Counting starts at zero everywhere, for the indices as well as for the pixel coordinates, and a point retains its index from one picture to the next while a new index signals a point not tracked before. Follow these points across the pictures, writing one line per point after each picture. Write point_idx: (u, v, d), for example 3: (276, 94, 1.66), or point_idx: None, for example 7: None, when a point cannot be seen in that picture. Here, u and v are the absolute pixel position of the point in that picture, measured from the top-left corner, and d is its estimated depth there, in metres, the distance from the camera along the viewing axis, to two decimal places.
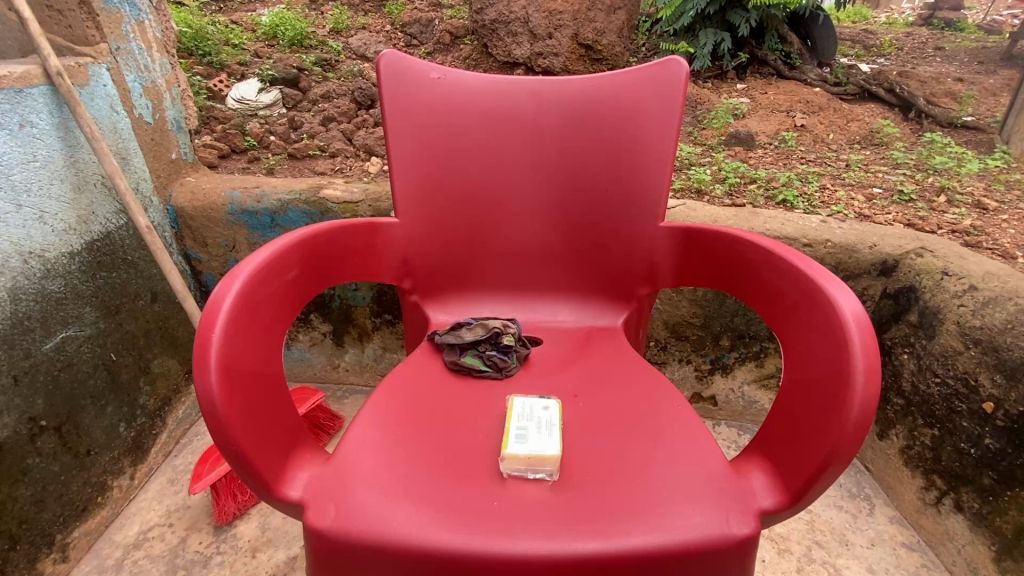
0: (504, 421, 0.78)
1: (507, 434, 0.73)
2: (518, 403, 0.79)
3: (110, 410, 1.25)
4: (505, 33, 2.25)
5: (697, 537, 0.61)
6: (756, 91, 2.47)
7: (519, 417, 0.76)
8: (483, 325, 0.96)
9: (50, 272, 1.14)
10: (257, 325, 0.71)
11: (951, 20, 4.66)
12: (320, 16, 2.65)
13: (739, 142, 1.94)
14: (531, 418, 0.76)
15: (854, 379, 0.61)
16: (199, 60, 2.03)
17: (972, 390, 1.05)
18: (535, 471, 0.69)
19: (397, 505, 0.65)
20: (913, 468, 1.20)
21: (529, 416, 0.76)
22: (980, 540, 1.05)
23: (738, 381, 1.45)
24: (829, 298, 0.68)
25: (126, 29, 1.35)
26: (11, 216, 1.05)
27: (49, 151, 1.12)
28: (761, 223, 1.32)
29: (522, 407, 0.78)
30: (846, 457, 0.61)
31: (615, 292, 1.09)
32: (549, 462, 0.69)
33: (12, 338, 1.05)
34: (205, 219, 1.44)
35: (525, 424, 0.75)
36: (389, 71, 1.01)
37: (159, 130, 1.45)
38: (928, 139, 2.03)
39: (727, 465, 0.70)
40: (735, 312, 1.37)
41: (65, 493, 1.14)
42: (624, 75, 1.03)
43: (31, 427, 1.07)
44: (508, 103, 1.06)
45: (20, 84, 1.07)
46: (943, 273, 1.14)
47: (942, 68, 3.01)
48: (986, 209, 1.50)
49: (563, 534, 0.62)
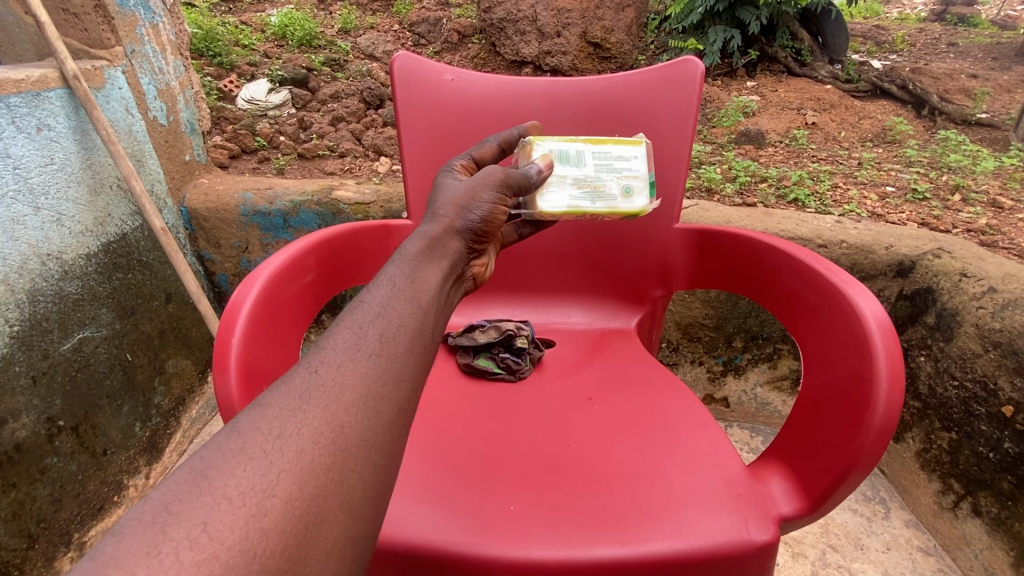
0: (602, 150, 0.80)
1: (581, 143, 0.79)
2: (646, 155, 0.81)
3: (125, 409, 1.26)
4: (513, 32, 2.24)
5: (716, 544, 0.61)
6: (767, 89, 2.44)
7: (619, 149, 0.80)
8: (497, 327, 0.96)
9: (67, 273, 1.15)
10: (273, 329, 0.72)
11: (966, 15, 4.64)
12: (329, 15, 2.65)
13: (749, 140, 1.93)
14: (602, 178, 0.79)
15: (877, 385, 0.61)
16: (210, 61, 2.04)
17: (990, 394, 1.05)
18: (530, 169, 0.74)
19: (412, 507, 0.65)
20: (929, 472, 1.18)
21: (624, 175, 0.80)
22: (998, 545, 1.04)
23: (750, 382, 1.43)
24: (851, 303, 0.67)
25: (140, 32, 1.36)
26: (29, 218, 1.07)
27: (66, 153, 1.14)
28: (774, 223, 1.31)
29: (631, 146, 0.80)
30: (867, 465, 0.61)
31: (628, 295, 1.08)
32: (545, 196, 0.77)
33: (31, 339, 1.07)
34: (218, 220, 1.45)
35: (605, 158, 0.79)
36: (402, 73, 1.02)
37: (173, 132, 1.46)
38: (942, 136, 2.01)
39: (745, 470, 0.70)
40: (748, 314, 1.36)
41: (82, 492, 1.15)
42: (638, 75, 1.02)
43: (49, 427, 1.09)
44: (522, 103, 1.06)
45: (37, 88, 1.08)
46: (962, 275, 1.12)
47: (956, 65, 2.96)
48: (1002, 208, 1.48)
49: (580, 540, 0.61)
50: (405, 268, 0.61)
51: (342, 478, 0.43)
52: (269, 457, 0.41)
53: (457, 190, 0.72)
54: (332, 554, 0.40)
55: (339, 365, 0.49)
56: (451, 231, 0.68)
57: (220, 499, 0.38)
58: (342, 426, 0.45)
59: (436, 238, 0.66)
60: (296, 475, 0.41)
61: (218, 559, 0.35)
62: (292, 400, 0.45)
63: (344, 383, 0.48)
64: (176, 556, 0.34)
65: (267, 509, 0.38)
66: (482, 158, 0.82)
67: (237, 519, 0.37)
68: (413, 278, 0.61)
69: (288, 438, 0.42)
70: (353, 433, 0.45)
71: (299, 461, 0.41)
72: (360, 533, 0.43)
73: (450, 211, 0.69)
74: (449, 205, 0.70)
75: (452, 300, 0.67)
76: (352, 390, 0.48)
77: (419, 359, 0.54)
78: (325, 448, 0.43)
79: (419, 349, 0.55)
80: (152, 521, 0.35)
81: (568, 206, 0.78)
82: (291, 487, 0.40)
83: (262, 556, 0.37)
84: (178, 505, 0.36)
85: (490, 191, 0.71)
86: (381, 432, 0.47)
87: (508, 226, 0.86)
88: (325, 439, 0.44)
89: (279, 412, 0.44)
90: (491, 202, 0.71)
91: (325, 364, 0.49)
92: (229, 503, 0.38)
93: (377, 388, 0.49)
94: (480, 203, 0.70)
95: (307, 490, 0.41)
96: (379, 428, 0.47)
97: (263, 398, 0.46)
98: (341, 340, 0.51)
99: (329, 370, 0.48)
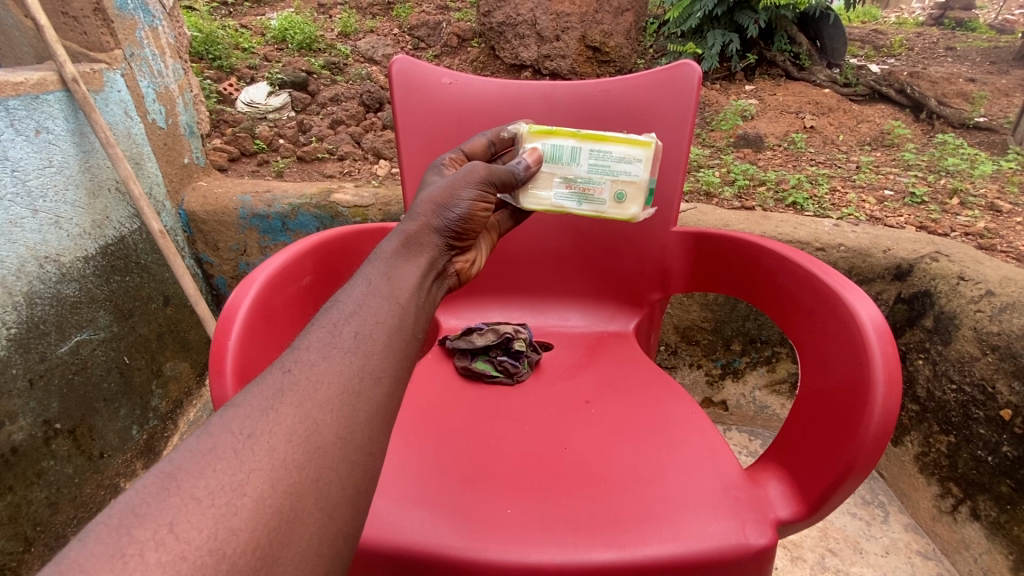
0: (600, 149, 0.75)
1: (580, 139, 0.75)
2: (651, 160, 0.75)
3: (123, 412, 1.26)
4: (512, 35, 2.25)
5: (713, 548, 0.61)
6: (766, 92, 2.44)
7: (621, 150, 0.75)
8: (494, 330, 0.96)
9: (65, 276, 1.15)
10: (269, 332, 0.71)
11: (963, 20, 4.66)
12: (329, 19, 2.65)
13: (748, 144, 1.94)
14: (595, 179, 0.77)
15: (874, 389, 0.61)
16: (210, 65, 2.05)
17: (988, 397, 1.04)
18: (517, 165, 0.74)
19: (408, 511, 0.65)
20: (928, 475, 1.18)
21: (620, 179, 0.76)
22: (998, 549, 1.03)
23: (749, 386, 1.43)
24: (848, 307, 0.67)
25: (139, 35, 1.37)
26: (28, 220, 1.07)
27: (65, 156, 1.14)
28: (772, 226, 1.31)
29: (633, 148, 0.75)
30: (864, 469, 0.61)
31: (627, 298, 1.08)
32: (531, 190, 0.78)
33: (28, 341, 1.07)
34: (217, 223, 1.45)
35: (601, 161, 0.76)
36: (401, 77, 1.03)
37: (172, 135, 1.46)
38: (940, 140, 2.01)
39: (743, 474, 0.70)
40: (747, 318, 1.36)
41: (78, 496, 1.15)
42: (636, 78, 1.02)
43: (46, 430, 1.08)
44: (520, 107, 1.06)
45: (36, 91, 1.08)
46: (959, 278, 1.12)
47: (954, 69, 2.97)
48: (1000, 211, 1.48)
49: (577, 543, 0.61)
50: (379, 266, 0.61)
51: (318, 475, 0.43)
52: (240, 457, 0.41)
53: (437, 187, 0.71)
54: (308, 552, 0.40)
55: (314, 363, 0.49)
56: (429, 229, 0.68)
57: (187, 500, 0.38)
58: (316, 423, 0.45)
59: (412, 237, 0.66)
60: (268, 474, 0.41)
61: (185, 559, 0.35)
62: (265, 399, 0.45)
63: (318, 381, 0.48)
64: (141, 557, 0.34)
65: (237, 508, 0.38)
66: (474, 153, 0.80)
67: (206, 519, 0.37)
68: (390, 276, 0.60)
69: (260, 437, 0.42)
70: (329, 431, 0.45)
71: (271, 460, 0.42)
72: (337, 532, 0.43)
73: (427, 210, 0.68)
74: (428, 202, 0.69)
75: (434, 297, 0.67)
76: (327, 388, 0.48)
77: (398, 355, 0.54)
78: (299, 446, 0.43)
79: (398, 346, 0.55)
80: (119, 524, 0.35)
81: (553, 203, 0.78)
82: (262, 486, 0.40)
83: (232, 555, 0.37)
84: (146, 507, 0.36)
85: (468, 190, 0.70)
86: (358, 430, 0.47)
87: (502, 214, 0.84)
88: (298, 437, 0.44)
89: (251, 412, 0.44)
90: (469, 201, 0.70)
91: (300, 363, 0.49)
92: (198, 503, 0.38)
93: (354, 385, 0.49)
94: (459, 201, 0.69)
95: (279, 489, 0.41)
96: (356, 425, 0.47)
97: (237, 398, 0.46)
98: (315, 338, 0.51)
99: (304, 368, 0.48)
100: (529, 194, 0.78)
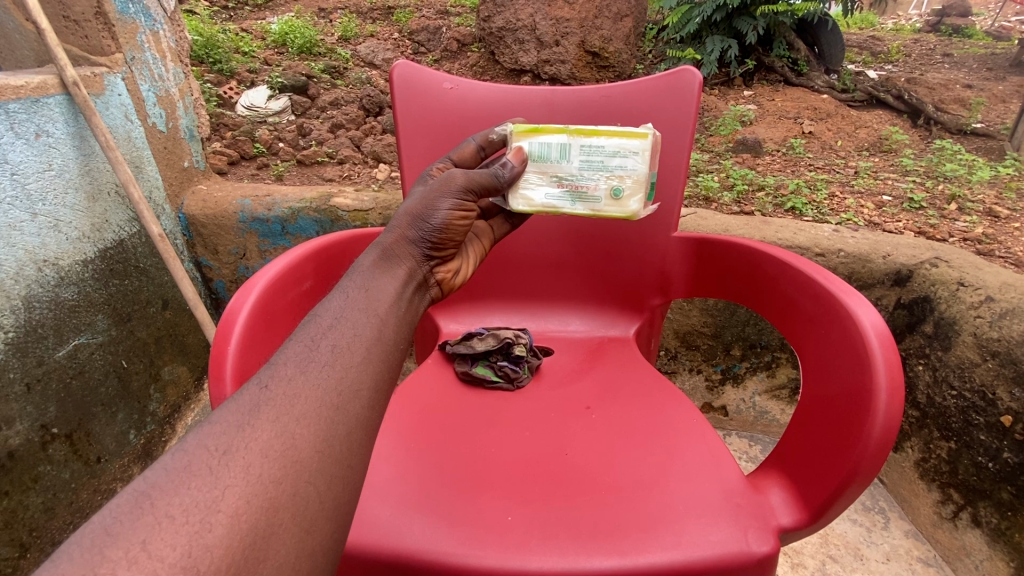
0: (592, 145, 0.74)
1: (570, 135, 0.75)
2: (647, 151, 0.73)
3: (120, 417, 1.25)
4: (512, 40, 2.26)
5: (713, 556, 0.60)
6: (764, 98, 2.45)
7: (614, 144, 0.74)
8: (494, 335, 0.95)
9: (64, 280, 1.15)
10: (269, 336, 0.71)
11: (959, 26, 4.69)
12: (329, 23, 2.66)
13: (747, 149, 1.95)
14: (586, 178, 0.75)
15: (876, 397, 0.61)
16: (211, 68, 2.05)
17: (989, 404, 1.04)
18: (499, 168, 0.74)
19: (408, 518, 0.64)
20: (929, 481, 1.18)
21: (614, 174, 0.75)
22: (999, 556, 1.03)
23: (749, 391, 1.43)
24: (850, 313, 0.67)
25: (139, 39, 1.37)
26: (26, 224, 1.07)
27: (64, 159, 1.13)
28: (772, 231, 1.31)
29: (628, 142, 0.73)
30: (866, 477, 0.61)
31: (627, 303, 1.08)
32: (520, 191, 0.77)
33: (25, 346, 1.06)
34: (216, 227, 1.44)
35: (592, 157, 0.75)
36: (401, 82, 1.03)
37: (172, 138, 1.46)
38: (938, 146, 2.02)
39: (744, 480, 0.69)
40: (746, 323, 1.36)
41: (74, 501, 1.14)
42: (636, 84, 1.02)
43: (43, 435, 1.08)
44: (520, 111, 1.06)
45: (37, 94, 1.08)
46: (959, 284, 1.12)
47: (950, 75, 2.99)
48: (998, 217, 1.49)
49: (576, 551, 0.61)
50: (358, 280, 0.62)
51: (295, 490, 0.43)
52: (215, 474, 0.41)
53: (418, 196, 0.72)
54: (286, 565, 0.40)
55: (292, 377, 0.49)
56: (406, 240, 0.69)
57: (162, 518, 0.37)
58: (293, 437, 0.45)
59: (389, 249, 0.68)
60: (244, 490, 0.41)
61: None
62: (240, 415, 0.45)
63: (294, 395, 0.48)
64: None
65: (213, 525, 0.38)
66: (462, 160, 0.80)
67: (180, 537, 0.36)
68: (367, 290, 0.61)
69: (235, 453, 0.42)
70: (307, 445, 0.45)
71: (248, 477, 0.41)
72: (316, 547, 0.43)
73: (404, 221, 0.70)
74: (407, 213, 0.70)
75: (417, 308, 0.68)
76: (304, 402, 0.48)
77: (377, 368, 0.55)
78: (275, 461, 0.43)
79: (376, 357, 0.55)
80: (92, 543, 0.35)
81: (544, 204, 0.77)
82: (237, 502, 0.40)
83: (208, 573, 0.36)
84: (118, 527, 0.36)
85: (444, 199, 0.70)
86: (337, 442, 0.47)
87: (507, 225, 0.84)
88: (274, 452, 0.43)
89: (226, 428, 0.43)
90: (445, 210, 0.70)
91: (276, 377, 0.49)
92: (172, 521, 0.37)
93: (332, 399, 0.49)
94: (437, 212, 0.70)
95: (255, 504, 0.40)
96: (335, 437, 0.47)
97: (211, 415, 0.45)
98: (292, 353, 0.52)
99: (280, 383, 0.49)
100: (519, 193, 0.77)
